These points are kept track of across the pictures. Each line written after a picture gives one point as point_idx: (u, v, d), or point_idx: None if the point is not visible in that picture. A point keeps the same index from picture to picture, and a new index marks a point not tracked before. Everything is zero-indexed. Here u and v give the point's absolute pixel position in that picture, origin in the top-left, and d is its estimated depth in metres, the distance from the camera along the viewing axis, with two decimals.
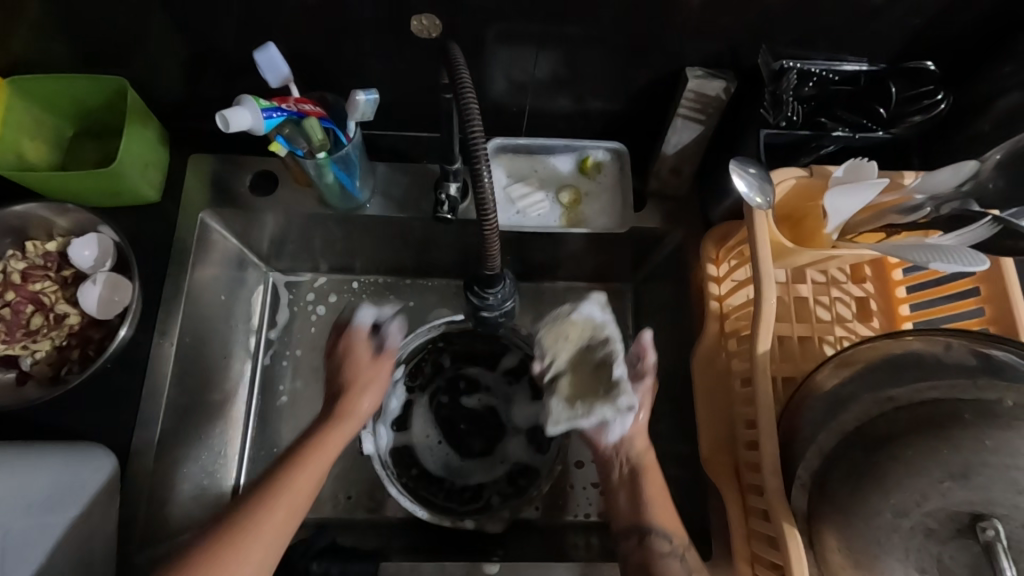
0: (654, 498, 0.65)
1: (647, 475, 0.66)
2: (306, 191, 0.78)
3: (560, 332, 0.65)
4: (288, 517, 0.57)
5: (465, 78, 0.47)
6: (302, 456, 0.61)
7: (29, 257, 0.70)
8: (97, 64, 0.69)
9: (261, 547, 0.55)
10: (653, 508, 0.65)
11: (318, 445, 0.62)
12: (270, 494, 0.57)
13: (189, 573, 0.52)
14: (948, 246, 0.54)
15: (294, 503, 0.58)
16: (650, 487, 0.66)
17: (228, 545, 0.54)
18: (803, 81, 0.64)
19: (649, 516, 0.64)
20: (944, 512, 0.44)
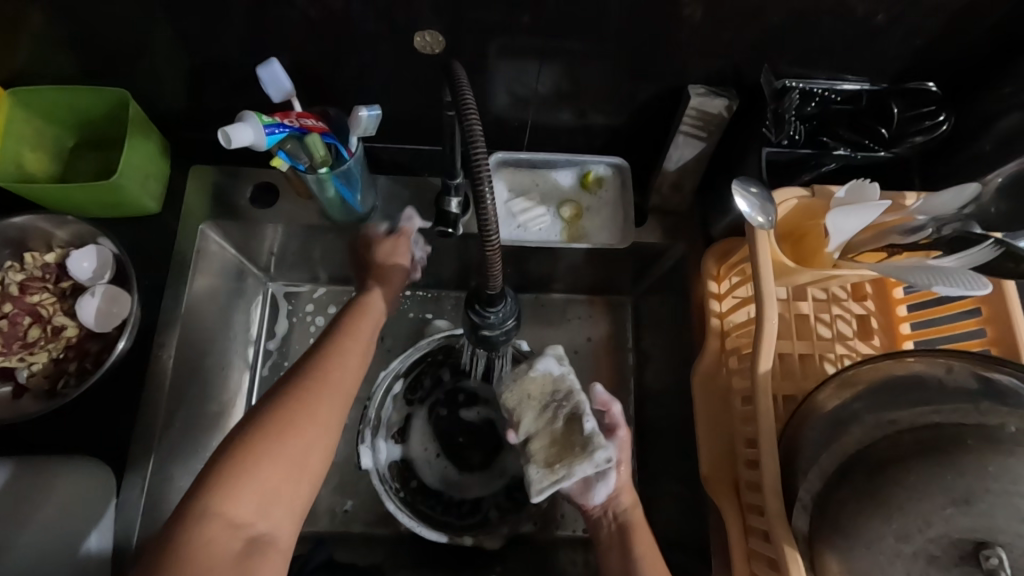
0: (644, 556, 0.62)
1: (636, 535, 0.64)
2: (307, 204, 0.78)
3: (520, 394, 0.66)
4: (353, 373, 0.59)
5: (470, 98, 0.46)
6: (352, 328, 0.62)
7: (28, 268, 0.70)
8: (99, 75, 0.69)
9: (342, 375, 0.58)
10: (646, 564, 0.62)
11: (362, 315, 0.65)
12: (336, 338, 0.61)
13: (277, 394, 0.55)
14: (947, 269, 0.54)
15: (353, 361, 0.60)
16: (639, 547, 0.63)
17: (305, 395, 0.55)
18: (806, 99, 0.65)
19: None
20: (947, 539, 0.44)
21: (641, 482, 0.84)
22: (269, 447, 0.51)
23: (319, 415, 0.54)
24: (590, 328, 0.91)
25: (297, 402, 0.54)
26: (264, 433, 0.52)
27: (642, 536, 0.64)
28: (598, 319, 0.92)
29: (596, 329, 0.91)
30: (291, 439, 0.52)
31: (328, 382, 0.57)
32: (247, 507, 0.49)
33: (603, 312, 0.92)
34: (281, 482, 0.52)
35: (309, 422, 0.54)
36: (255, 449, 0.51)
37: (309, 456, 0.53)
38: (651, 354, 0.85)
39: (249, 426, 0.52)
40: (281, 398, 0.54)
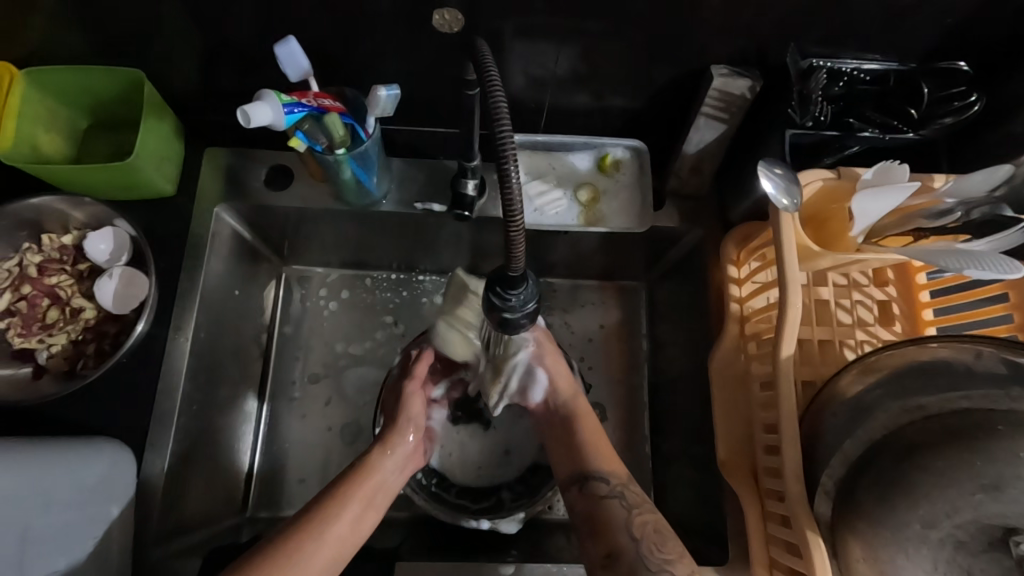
0: (590, 439, 0.68)
1: (580, 421, 0.70)
2: (322, 186, 0.77)
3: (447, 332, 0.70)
4: (389, 487, 0.66)
5: (494, 73, 0.45)
6: (368, 469, 0.65)
7: (45, 250, 0.70)
8: (113, 55, 0.68)
9: (339, 531, 0.59)
10: (592, 448, 0.68)
11: (364, 477, 0.64)
12: (355, 480, 0.64)
13: (283, 532, 0.58)
14: (981, 252, 0.53)
15: (360, 508, 0.62)
16: (585, 431, 0.69)
17: (302, 538, 0.57)
18: (832, 80, 0.64)
19: (590, 460, 0.67)
20: (976, 525, 0.44)
21: (654, 467, 0.84)
22: None
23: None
24: (603, 314, 0.91)
25: (288, 554, 0.56)
26: (319, 526, 0.59)
27: (583, 413, 0.70)
28: (610, 305, 0.91)
29: (609, 315, 0.91)
30: None
31: (371, 486, 0.64)
32: None
33: (617, 298, 0.92)
34: None
35: None
36: (305, 546, 0.57)
37: None
38: (666, 340, 0.85)
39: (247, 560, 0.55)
40: (280, 539, 0.57)
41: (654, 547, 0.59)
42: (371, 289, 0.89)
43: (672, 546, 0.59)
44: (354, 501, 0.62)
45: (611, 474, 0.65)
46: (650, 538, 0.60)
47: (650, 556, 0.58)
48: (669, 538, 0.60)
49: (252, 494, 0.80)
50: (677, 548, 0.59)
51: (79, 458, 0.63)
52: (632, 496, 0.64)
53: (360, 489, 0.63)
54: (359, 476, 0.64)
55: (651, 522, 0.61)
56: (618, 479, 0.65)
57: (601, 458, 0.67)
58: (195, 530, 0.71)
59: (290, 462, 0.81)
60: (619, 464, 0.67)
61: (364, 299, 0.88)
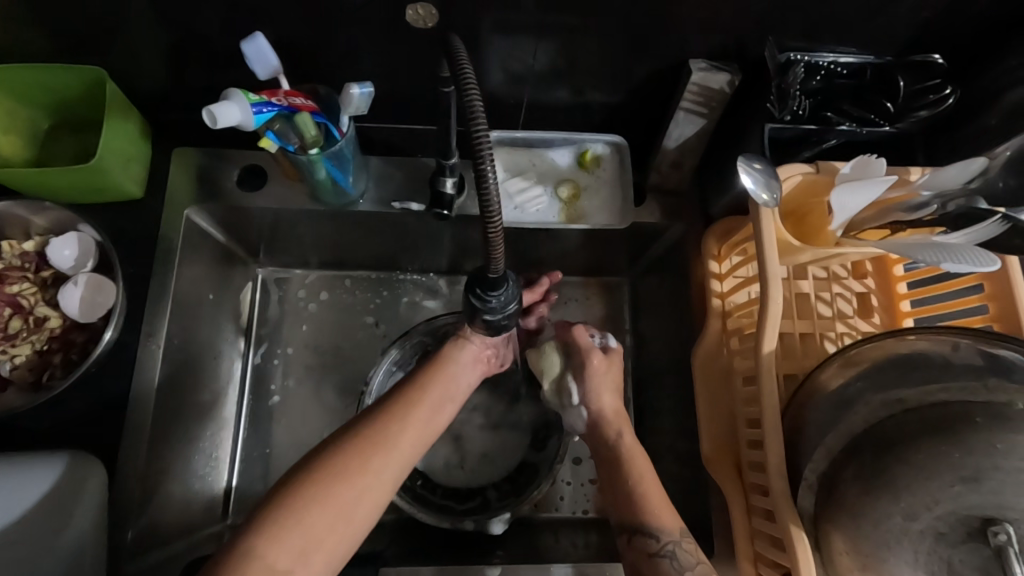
0: (644, 485, 0.62)
1: (636, 463, 0.63)
2: (296, 186, 0.75)
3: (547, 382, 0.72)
4: (465, 382, 0.63)
5: (468, 69, 0.44)
6: (446, 363, 0.62)
7: (5, 257, 0.67)
8: (73, 53, 0.65)
9: (421, 419, 0.56)
10: (648, 498, 0.61)
11: (442, 371, 0.61)
12: (434, 372, 0.61)
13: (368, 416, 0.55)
14: (954, 245, 0.53)
15: (438, 400, 0.59)
16: (640, 477, 0.62)
17: (386, 425, 0.54)
18: (810, 73, 0.63)
19: (646, 512, 0.60)
20: (955, 516, 0.44)
21: None
22: (332, 498, 0.49)
23: (382, 464, 0.52)
24: (587, 310, 0.91)
25: (374, 439, 0.53)
26: (402, 414, 0.56)
27: (640, 460, 0.63)
28: (594, 301, 0.91)
29: (592, 311, 0.90)
30: (353, 485, 0.50)
31: (450, 377, 0.61)
32: (295, 544, 0.47)
33: (599, 293, 0.91)
34: (323, 534, 0.48)
35: (363, 485, 0.51)
36: (390, 430, 0.54)
37: (354, 514, 0.50)
38: (650, 335, 0.85)
39: (332, 447, 0.52)
40: (364, 425, 0.54)
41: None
42: (351, 289, 0.87)
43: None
44: (433, 390, 0.59)
45: (665, 527, 0.59)
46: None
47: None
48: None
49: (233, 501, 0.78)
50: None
51: (32, 466, 0.60)
52: (689, 554, 0.58)
53: (437, 379, 0.60)
54: (434, 368, 0.61)
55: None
56: (671, 534, 0.59)
57: (658, 512, 0.60)
58: (173, 541, 0.69)
59: (272, 467, 0.80)
60: (677, 516, 0.60)
61: (345, 300, 0.87)
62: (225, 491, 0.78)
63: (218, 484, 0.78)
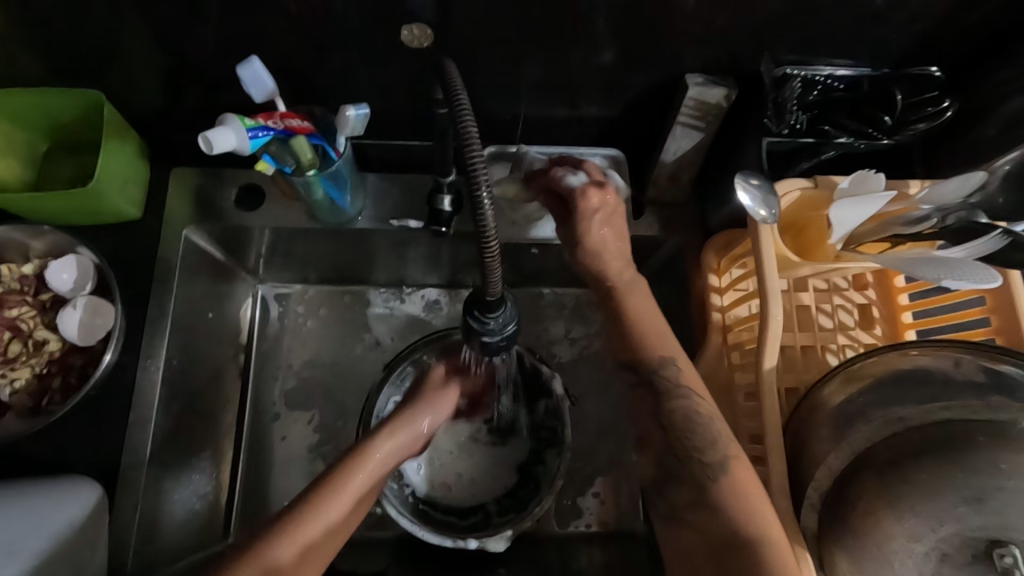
0: (639, 322, 0.61)
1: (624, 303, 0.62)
2: (294, 204, 0.75)
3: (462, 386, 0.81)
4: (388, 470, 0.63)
5: (462, 94, 0.43)
6: (366, 455, 0.62)
7: (4, 280, 0.67)
8: (70, 75, 0.66)
9: (336, 517, 0.57)
10: (638, 335, 0.61)
11: (367, 464, 0.61)
12: (357, 464, 0.60)
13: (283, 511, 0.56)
14: (953, 259, 0.53)
15: (360, 496, 0.60)
16: (633, 303, 0.62)
17: (296, 527, 0.54)
18: (807, 88, 0.62)
19: (640, 347, 0.60)
20: (960, 537, 0.44)
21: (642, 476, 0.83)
22: None
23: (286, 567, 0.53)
24: (585, 323, 0.90)
25: (279, 541, 0.53)
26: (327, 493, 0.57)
27: (629, 301, 0.62)
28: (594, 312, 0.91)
29: (592, 324, 0.90)
30: None
31: (374, 467, 0.61)
32: None
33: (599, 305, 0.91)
34: None
35: None
36: (301, 530, 0.55)
37: None
38: None
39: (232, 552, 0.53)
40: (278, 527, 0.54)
41: (683, 439, 0.57)
42: (351, 305, 0.87)
43: (708, 436, 0.56)
44: (356, 481, 0.59)
45: (646, 359, 0.60)
46: (691, 451, 0.56)
47: (681, 447, 0.56)
48: (701, 424, 0.57)
49: (234, 519, 0.78)
50: (708, 434, 0.56)
51: (38, 492, 0.59)
52: (671, 377, 0.59)
53: (361, 471, 0.60)
54: (356, 459, 0.61)
55: (680, 408, 0.58)
56: (661, 359, 0.60)
57: (646, 347, 0.60)
58: (174, 562, 0.69)
59: (272, 485, 0.79)
60: (670, 344, 0.61)
61: (345, 315, 0.87)
62: (226, 510, 0.78)
63: (219, 504, 0.77)
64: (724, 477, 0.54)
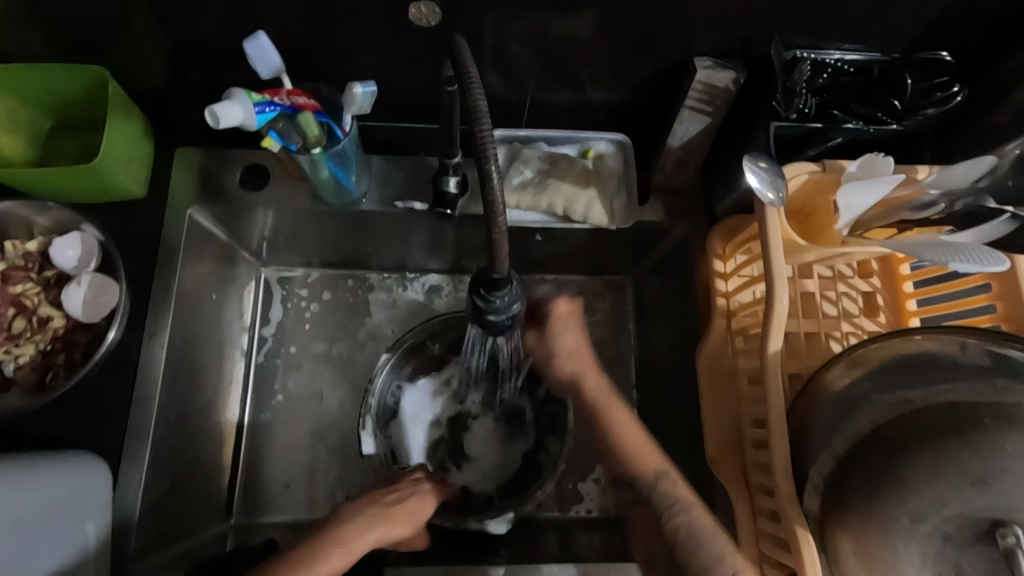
0: (619, 433, 0.61)
1: (602, 409, 0.62)
2: (299, 185, 0.75)
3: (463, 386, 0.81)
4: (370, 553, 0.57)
5: (472, 71, 0.43)
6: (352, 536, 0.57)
7: (9, 257, 0.67)
8: (75, 51, 0.65)
9: None
10: (628, 455, 0.60)
11: (344, 546, 0.56)
12: (334, 540, 0.56)
13: None
14: (963, 244, 0.53)
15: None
16: (616, 426, 0.62)
17: None
18: (816, 71, 0.63)
19: (630, 465, 0.60)
20: (965, 518, 0.43)
21: None
22: None
23: None
24: (588, 312, 0.90)
25: None
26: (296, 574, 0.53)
27: (600, 399, 0.63)
28: (598, 300, 0.91)
29: (595, 312, 0.90)
30: None
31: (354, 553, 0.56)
32: None
33: (603, 294, 0.91)
34: None
35: None
36: None
37: None
38: (655, 336, 0.84)
39: None
40: None
41: (690, 554, 0.56)
42: (355, 290, 0.87)
43: (713, 549, 0.55)
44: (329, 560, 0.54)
45: (641, 475, 0.60)
46: (685, 543, 0.56)
47: (688, 565, 0.55)
48: (705, 539, 0.56)
49: (236, 501, 0.78)
50: (717, 552, 0.55)
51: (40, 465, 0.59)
52: (668, 491, 0.59)
53: (337, 551, 0.55)
54: (332, 538, 0.56)
55: (684, 526, 0.57)
56: (654, 473, 0.59)
57: (639, 462, 0.60)
58: (176, 541, 0.69)
59: (274, 468, 0.80)
60: (654, 456, 0.60)
61: (348, 301, 0.87)
62: (228, 492, 0.78)
63: (220, 486, 0.77)
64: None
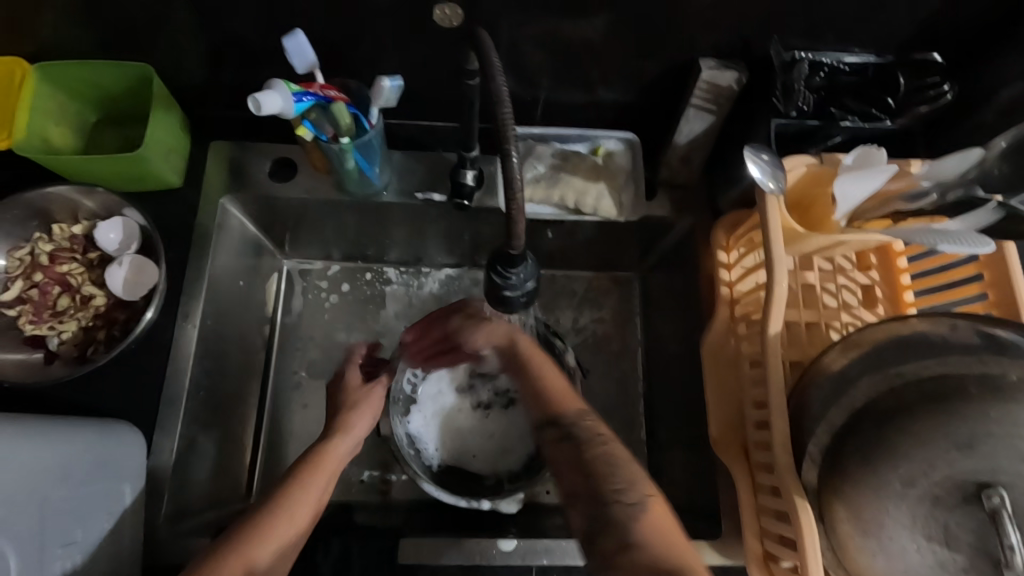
0: (537, 377, 0.67)
1: (534, 362, 0.67)
2: (323, 177, 0.79)
3: (478, 385, 0.86)
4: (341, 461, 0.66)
5: (496, 63, 0.48)
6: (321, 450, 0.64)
7: (55, 239, 0.71)
8: (122, 50, 0.70)
9: (300, 506, 0.59)
10: (532, 394, 0.66)
11: (319, 465, 0.63)
12: (312, 463, 0.63)
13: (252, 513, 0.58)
14: (955, 230, 0.56)
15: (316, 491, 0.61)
16: (535, 373, 0.67)
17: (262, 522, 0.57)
18: (813, 71, 0.67)
19: (549, 402, 0.64)
20: (952, 480, 0.46)
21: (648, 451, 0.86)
22: None
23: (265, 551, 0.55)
24: (595, 308, 0.94)
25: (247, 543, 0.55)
26: (296, 487, 0.60)
27: (530, 351, 0.68)
28: (604, 294, 0.94)
29: (602, 307, 0.94)
30: None
31: (329, 468, 0.64)
32: None
33: (609, 288, 0.94)
34: None
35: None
36: (264, 524, 0.57)
37: None
38: (661, 329, 0.87)
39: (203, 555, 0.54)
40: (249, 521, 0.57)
41: (602, 479, 0.57)
42: (372, 282, 0.91)
43: (625, 473, 0.58)
44: (315, 476, 0.62)
45: (564, 412, 0.63)
46: (597, 460, 0.59)
47: (603, 489, 0.57)
48: (621, 464, 0.58)
49: (257, 480, 0.82)
50: (626, 476, 0.57)
51: (79, 428, 0.62)
52: (589, 428, 0.61)
53: (320, 466, 0.63)
54: (313, 462, 0.63)
55: (601, 454, 0.59)
56: (571, 416, 0.63)
57: (559, 405, 0.64)
58: (204, 512, 0.73)
59: (294, 449, 0.83)
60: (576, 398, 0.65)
61: (365, 292, 0.91)
62: (250, 471, 0.82)
63: (242, 464, 0.81)
64: (644, 514, 0.55)
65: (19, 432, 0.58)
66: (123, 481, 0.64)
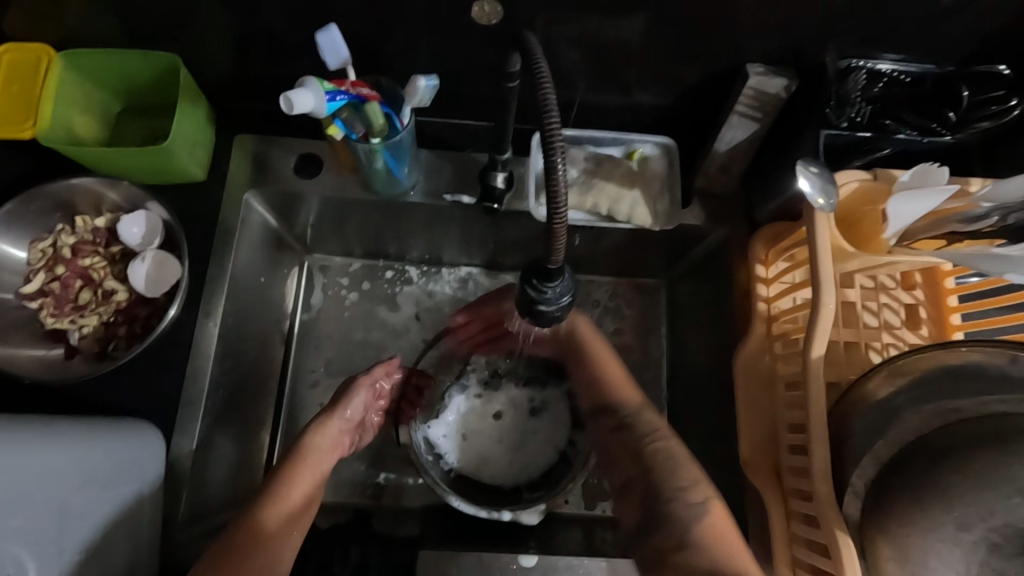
0: (604, 365, 0.70)
1: (589, 350, 0.71)
2: (350, 176, 0.77)
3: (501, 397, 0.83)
4: (333, 451, 0.67)
5: (542, 68, 0.44)
6: (309, 440, 0.65)
7: (78, 231, 0.70)
8: (149, 39, 0.69)
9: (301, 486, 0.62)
10: (609, 380, 0.69)
11: (311, 455, 0.65)
12: (298, 455, 0.64)
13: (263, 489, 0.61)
14: (1017, 256, 0.53)
15: (316, 472, 0.64)
16: (595, 359, 0.70)
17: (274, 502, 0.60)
18: (871, 81, 0.63)
19: (610, 391, 0.69)
20: (1013, 529, 0.44)
21: None
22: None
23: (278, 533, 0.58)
24: (618, 316, 0.91)
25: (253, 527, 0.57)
26: (289, 475, 0.62)
27: (593, 343, 0.71)
28: (628, 301, 0.92)
29: (626, 314, 0.91)
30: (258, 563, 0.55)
31: (317, 458, 0.65)
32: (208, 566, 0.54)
33: (633, 295, 0.92)
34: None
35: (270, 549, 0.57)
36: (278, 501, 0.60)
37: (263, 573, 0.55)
38: (688, 341, 0.85)
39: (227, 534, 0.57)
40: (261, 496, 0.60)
41: (666, 476, 0.59)
42: (393, 281, 0.90)
43: (689, 472, 0.59)
44: (307, 464, 0.64)
45: (626, 403, 0.67)
46: (656, 457, 0.61)
47: (664, 485, 0.59)
48: (680, 467, 0.59)
49: None
50: (692, 474, 0.59)
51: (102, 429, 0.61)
52: (649, 421, 0.65)
53: (312, 453, 0.65)
54: (297, 457, 0.64)
55: (661, 448, 0.61)
56: (633, 406, 0.67)
57: (617, 395, 0.68)
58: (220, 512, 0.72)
59: None
60: (634, 390, 0.68)
61: (385, 291, 0.89)
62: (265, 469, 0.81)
63: (258, 463, 0.80)
64: (706, 517, 0.56)
65: (44, 435, 0.58)
66: (140, 482, 0.62)
